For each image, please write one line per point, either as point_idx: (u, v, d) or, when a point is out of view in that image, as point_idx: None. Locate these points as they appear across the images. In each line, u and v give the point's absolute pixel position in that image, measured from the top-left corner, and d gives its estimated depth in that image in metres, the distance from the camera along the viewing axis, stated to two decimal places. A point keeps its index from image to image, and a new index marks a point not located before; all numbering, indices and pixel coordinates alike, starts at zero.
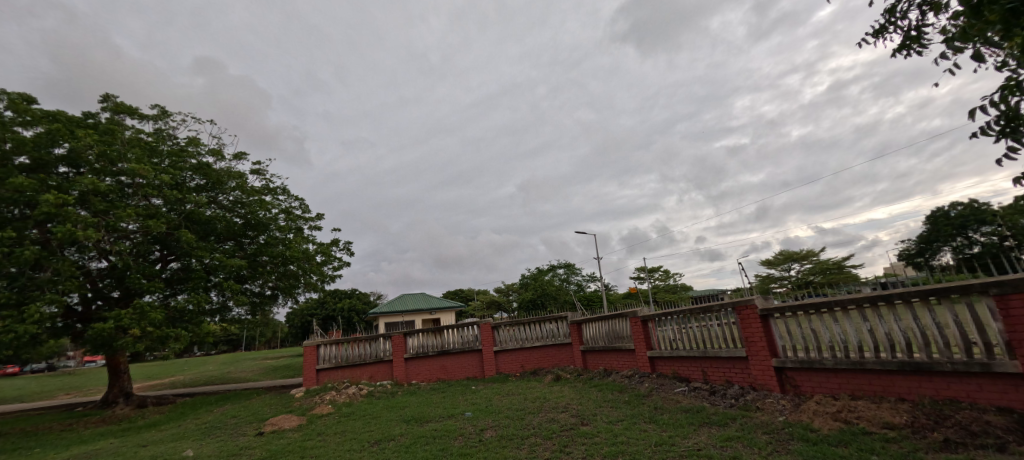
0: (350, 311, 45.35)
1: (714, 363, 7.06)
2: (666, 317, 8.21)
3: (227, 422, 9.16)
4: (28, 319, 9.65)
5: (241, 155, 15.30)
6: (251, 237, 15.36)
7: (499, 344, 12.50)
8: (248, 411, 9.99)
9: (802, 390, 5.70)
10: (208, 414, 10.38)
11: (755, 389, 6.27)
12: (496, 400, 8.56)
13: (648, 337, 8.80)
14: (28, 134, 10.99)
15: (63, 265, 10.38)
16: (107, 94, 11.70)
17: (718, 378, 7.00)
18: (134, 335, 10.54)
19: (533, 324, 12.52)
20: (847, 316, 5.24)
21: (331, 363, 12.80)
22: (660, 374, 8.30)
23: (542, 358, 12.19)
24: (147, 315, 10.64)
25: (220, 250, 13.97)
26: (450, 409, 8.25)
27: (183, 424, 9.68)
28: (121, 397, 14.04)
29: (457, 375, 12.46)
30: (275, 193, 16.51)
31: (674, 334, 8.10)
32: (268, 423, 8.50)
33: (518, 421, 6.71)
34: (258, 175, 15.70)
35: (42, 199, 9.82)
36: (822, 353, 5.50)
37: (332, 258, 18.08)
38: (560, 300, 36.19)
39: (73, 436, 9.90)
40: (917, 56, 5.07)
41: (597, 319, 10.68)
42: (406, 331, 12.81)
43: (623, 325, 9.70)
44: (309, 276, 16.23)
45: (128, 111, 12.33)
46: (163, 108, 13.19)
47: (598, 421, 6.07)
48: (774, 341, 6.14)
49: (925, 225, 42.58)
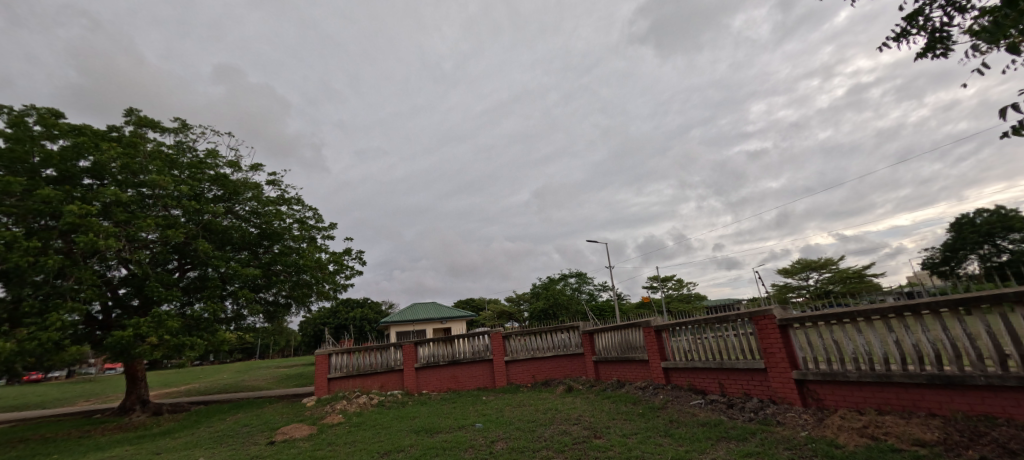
0: (362, 320, 45.58)
1: (731, 374, 6.86)
2: (680, 327, 8.04)
3: (239, 431, 9.16)
4: (51, 327, 9.85)
5: (257, 166, 15.56)
6: (266, 247, 15.60)
7: (510, 354, 12.37)
8: (260, 420, 9.98)
9: (825, 404, 5.47)
10: (222, 422, 10.43)
11: (775, 403, 6.04)
12: (507, 411, 8.44)
13: (662, 348, 8.61)
14: (55, 147, 11.26)
15: (84, 274, 10.53)
16: (131, 108, 11.96)
17: (735, 391, 6.79)
18: (151, 343, 10.57)
19: (545, 334, 12.37)
20: (871, 326, 5.05)
21: (342, 373, 12.79)
22: (675, 386, 8.08)
23: (554, 368, 12.03)
24: (165, 323, 10.72)
25: (236, 259, 14.15)
26: (461, 419, 8.17)
27: (197, 432, 9.72)
28: (138, 404, 14.30)
29: (468, 385, 12.33)
30: (290, 203, 16.77)
31: (689, 345, 7.92)
32: (281, 432, 8.49)
33: (529, 433, 6.59)
34: (274, 185, 15.95)
35: (66, 209, 10.04)
36: (845, 365, 5.30)
37: (344, 268, 18.29)
38: (572, 310, 35.99)
39: (90, 442, 10.03)
40: (944, 58, 4.88)
41: (610, 329, 10.52)
42: (418, 340, 12.77)
43: (637, 336, 9.51)
44: (322, 285, 16.42)
45: (150, 124, 12.58)
46: (183, 121, 13.46)
47: (611, 434, 5.92)
48: (794, 352, 5.93)
49: (949, 232, 41.34)
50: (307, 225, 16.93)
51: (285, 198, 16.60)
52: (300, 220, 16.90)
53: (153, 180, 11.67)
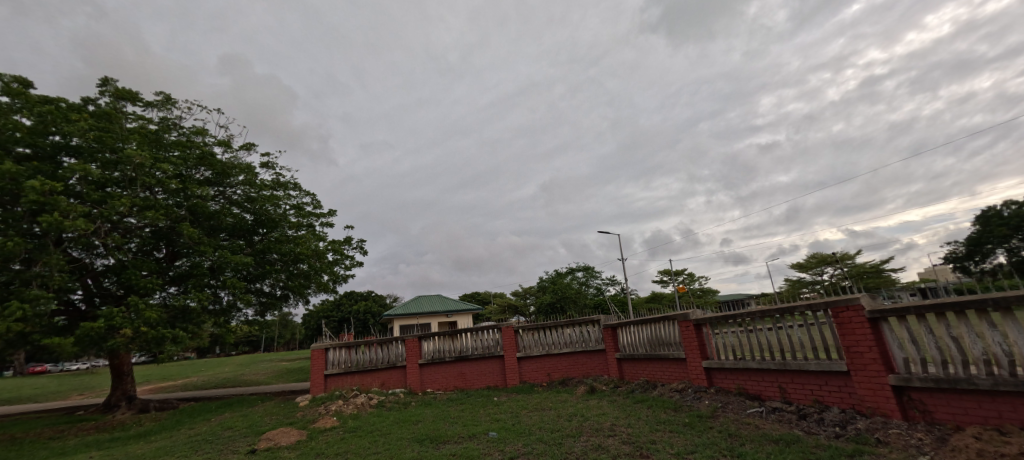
0: (365, 313, 44.77)
1: (797, 378, 5.73)
2: (727, 321, 6.91)
3: (220, 436, 8.10)
4: (10, 318, 8.79)
5: (250, 146, 14.49)
6: (262, 234, 14.66)
7: (523, 350, 11.29)
8: (246, 422, 8.92)
9: (938, 418, 4.33)
10: (205, 424, 9.40)
11: (862, 414, 4.91)
12: (524, 417, 7.32)
13: (703, 345, 7.47)
14: (22, 120, 10.20)
15: (52, 259, 9.48)
16: (106, 77, 10.79)
17: (802, 398, 5.67)
18: (126, 336, 9.45)
19: (562, 329, 11.21)
20: (1010, 319, 3.88)
21: (340, 369, 11.75)
22: (720, 389, 6.96)
23: (572, 366, 10.86)
24: (142, 314, 9.59)
25: (226, 246, 13.15)
26: (472, 426, 7.06)
27: (175, 435, 8.69)
28: (123, 401, 13.35)
29: (477, 384, 11.25)
30: (285, 188, 15.73)
31: (737, 342, 6.78)
32: (265, 438, 7.43)
33: (555, 446, 5.47)
34: (268, 168, 14.93)
35: (26, 185, 8.94)
36: (969, 369, 4.16)
37: (343, 257, 17.27)
38: (580, 304, 34.84)
39: (57, 446, 8.98)
40: None
41: (636, 323, 9.39)
42: (422, 334, 11.70)
43: (670, 331, 8.33)
44: (320, 275, 15.47)
45: (130, 96, 11.48)
46: (167, 95, 12.36)
47: (660, 452, 4.78)
48: (890, 352, 4.78)
49: (975, 225, 39.62)
50: (304, 211, 15.89)
51: (280, 183, 15.55)
52: (297, 206, 15.85)
53: (127, 155, 10.54)
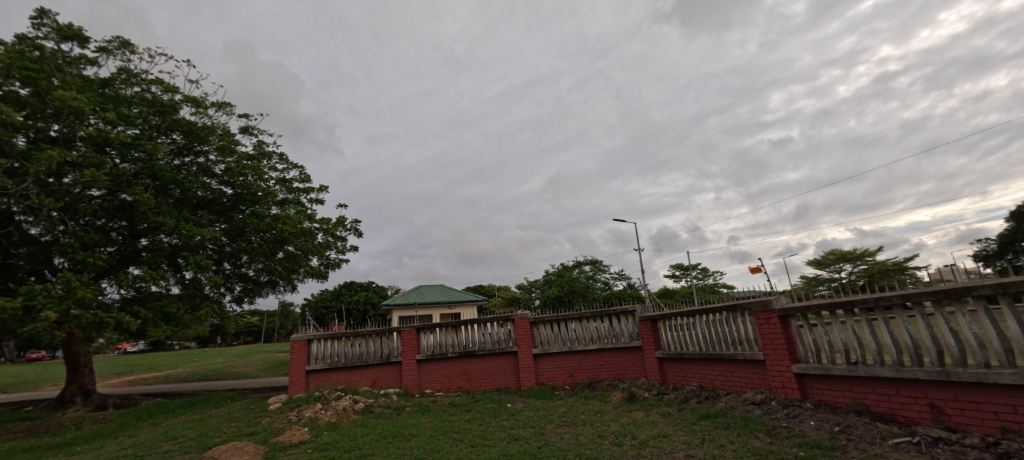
0: (365, 304, 43.03)
1: (968, 394, 3.91)
2: (834, 312, 5.03)
3: (154, 450, 6.26)
4: None
5: (225, 106, 12.67)
6: (241, 209, 12.77)
7: (539, 346, 9.46)
8: (196, 431, 7.09)
9: None
10: (150, 431, 7.61)
11: None
12: (553, 436, 5.45)
13: (790, 343, 5.61)
14: None
15: None
16: (40, 8, 8.97)
17: (980, 425, 3.84)
18: (49, 319, 7.64)
19: (586, 322, 9.32)
20: None
21: (324, 364, 9.98)
22: (822, 404, 5.12)
23: (599, 367, 8.99)
24: (74, 292, 7.78)
25: (194, 219, 11.24)
26: (483, 448, 5.19)
27: (105, 445, 6.87)
28: (78, 396, 11.59)
29: (485, 385, 9.43)
30: (269, 158, 13.90)
31: (851, 340, 4.91)
32: (208, 457, 5.62)
33: None
34: (247, 133, 13.09)
35: None
36: None
37: (336, 240, 15.47)
38: (590, 298, 32.94)
39: None
40: None
41: (684, 316, 7.53)
42: (419, 325, 9.88)
43: (736, 326, 6.46)
44: (308, 260, 13.68)
45: (74, 35, 9.62)
46: (123, 38, 10.49)
47: None
48: None
49: (1009, 221, 37.30)
50: (291, 186, 14.06)
51: (263, 152, 13.73)
52: (282, 180, 14.01)
53: (60, 99, 8.72)
